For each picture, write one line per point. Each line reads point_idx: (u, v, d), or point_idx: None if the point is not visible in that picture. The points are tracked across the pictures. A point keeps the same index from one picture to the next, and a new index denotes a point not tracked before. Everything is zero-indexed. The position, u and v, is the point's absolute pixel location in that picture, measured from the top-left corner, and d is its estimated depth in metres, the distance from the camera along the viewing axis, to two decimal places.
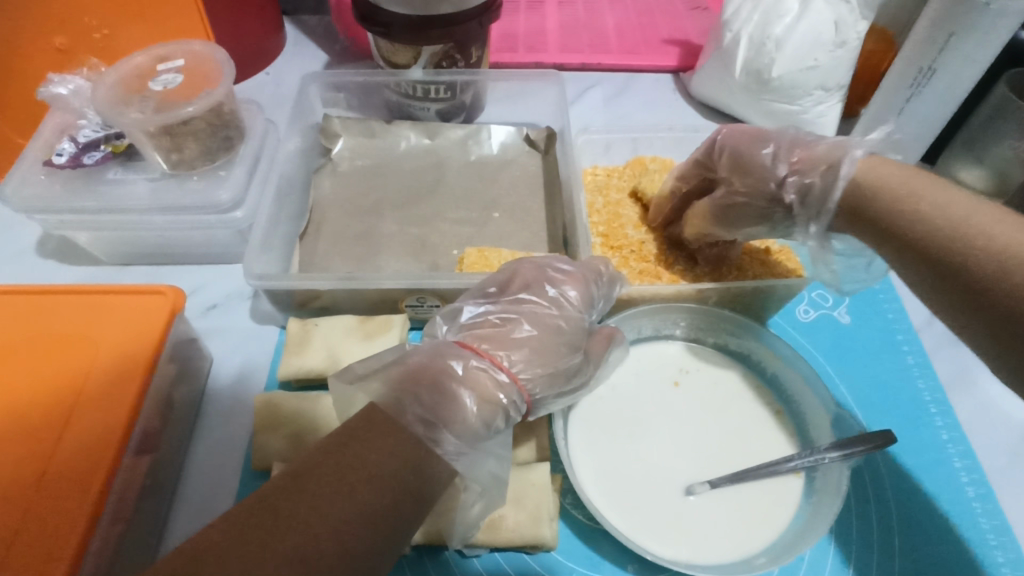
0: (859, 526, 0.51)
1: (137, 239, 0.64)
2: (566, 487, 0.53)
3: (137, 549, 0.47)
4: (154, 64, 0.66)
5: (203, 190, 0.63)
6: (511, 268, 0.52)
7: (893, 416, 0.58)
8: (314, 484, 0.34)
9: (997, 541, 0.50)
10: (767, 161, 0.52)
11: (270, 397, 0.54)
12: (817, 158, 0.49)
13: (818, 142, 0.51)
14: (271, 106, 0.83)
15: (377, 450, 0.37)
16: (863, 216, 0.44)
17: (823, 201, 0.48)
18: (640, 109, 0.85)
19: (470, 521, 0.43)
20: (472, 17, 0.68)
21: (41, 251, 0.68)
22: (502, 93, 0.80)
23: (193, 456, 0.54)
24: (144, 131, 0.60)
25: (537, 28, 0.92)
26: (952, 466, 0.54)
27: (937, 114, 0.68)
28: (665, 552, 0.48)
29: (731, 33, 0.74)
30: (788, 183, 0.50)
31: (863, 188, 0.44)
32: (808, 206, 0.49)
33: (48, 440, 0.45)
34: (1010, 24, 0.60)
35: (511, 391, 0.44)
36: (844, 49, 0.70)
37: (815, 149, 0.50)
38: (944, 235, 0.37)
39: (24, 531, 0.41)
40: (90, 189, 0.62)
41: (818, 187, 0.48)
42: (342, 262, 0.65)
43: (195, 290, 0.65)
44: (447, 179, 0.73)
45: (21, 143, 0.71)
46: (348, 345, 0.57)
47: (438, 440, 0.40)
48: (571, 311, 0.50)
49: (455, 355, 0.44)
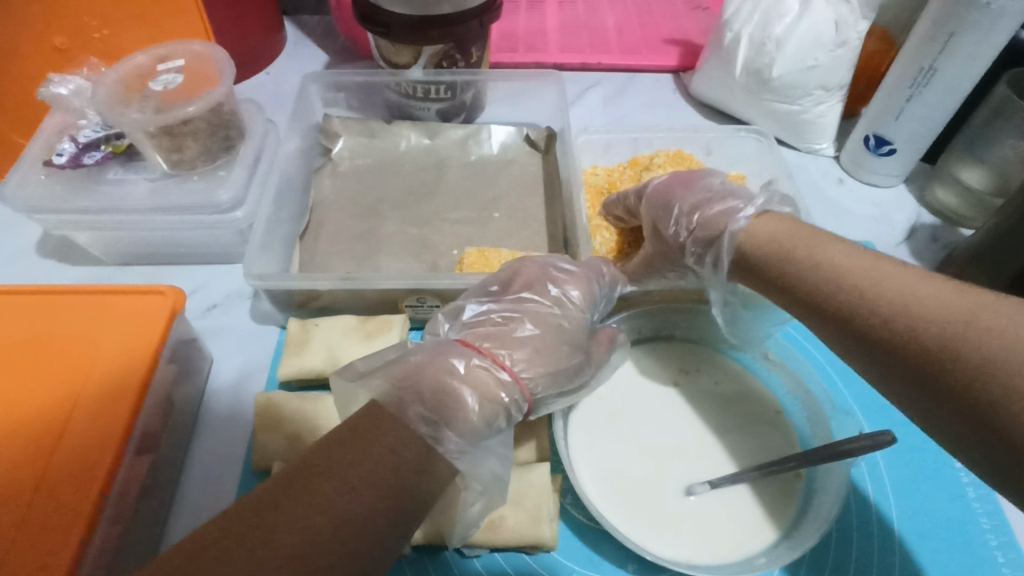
0: (859, 527, 0.51)
1: (138, 239, 0.64)
2: (567, 487, 0.53)
3: (137, 549, 0.47)
4: (154, 63, 0.66)
5: (203, 190, 0.63)
6: (514, 267, 0.52)
7: (892, 416, 0.58)
8: (313, 481, 0.34)
9: (997, 542, 0.50)
10: (668, 225, 0.54)
11: (270, 397, 0.54)
12: (710, 227, 0.51)
13: (715, 202, 0.53)
14: (271, 106, 0.83)
15: (377, 448, 0.37)
16: (751, 269, 0.48)
17: (716, 265, 0.51)
18: (640, 109, 0.85)
19: (470, 520, 0.43)
20: (471, 17, 0.68)
21: (42, 251, 0.68)
22: (502, 93, 0.80)
23: (193, 456, 0.54)
24: (144, 131, 0.60)
25: (537, 28, 0.92)
26: (952, 467, 0.54)
27: (937, 115, 0.68)
28: (665, 552, 0.48)
29: (732, 32, 0.74)
30: (687, 250, 0.53)
31: (749, 245, 0.48)
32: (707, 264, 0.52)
33: (49, 439, 0.45)
34: (1011, 24, 0.60)
35: (513, 390, 0.44)
36: (844, 49, 0.70)
37: (707, 212, 0.52)
38: (836, 286, 0.41)
39: (25, 530, 0.41)
40: (90, 189, 0.62)
41: (711, 254, 0.52)
42: (342, 263, 0.65)
43: (195, 290, 0.65)
44: (447, 179, 0.73)
45: (21, 143, 0.71)
46: (348, 345, 0.57)
47: (440, 439, 0.40)
48: (574, 311, 0.50)
49: (458, 353, 0.44)
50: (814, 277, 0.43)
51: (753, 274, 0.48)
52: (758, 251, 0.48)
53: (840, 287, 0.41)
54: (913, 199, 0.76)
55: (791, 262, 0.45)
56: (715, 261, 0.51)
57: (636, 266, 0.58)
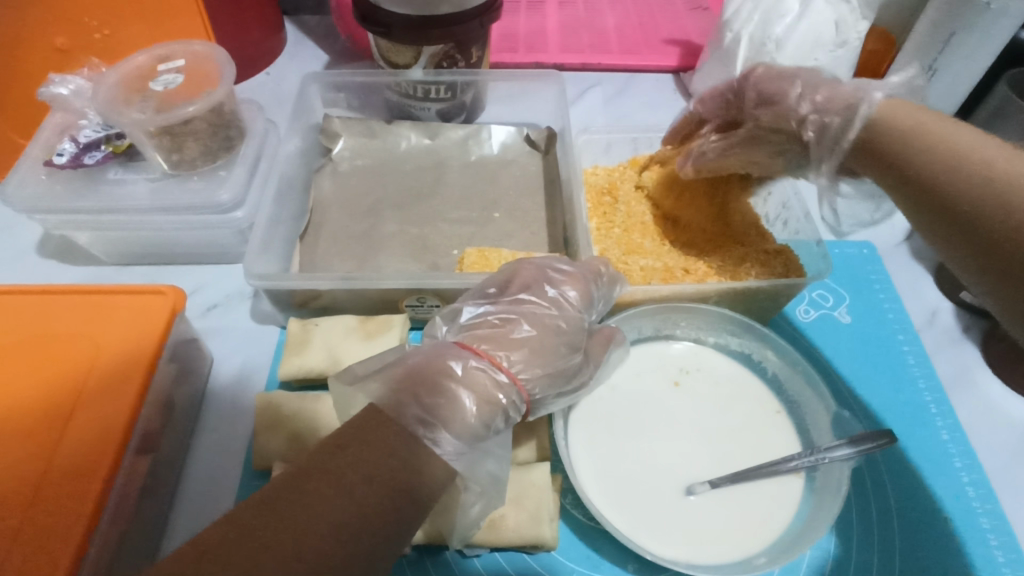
0: (859, 526, 0.51)
1: (138, 239, 0.64)
2: (566, 487, 0.53)
3: (137, 549, 0.47)
4: (154, 64, 0.66)
5: (203, 190, 0.63)
6: (511, 269, 0.52)
7: (893, 416, 0.57)
8: (314, 482, 0.34)
9: (997, 541, 0.50)
10: (791, 100, 0.51)
11: (270, 397, 0.54)
12: (839, 99, 0.48)
13: (841, 83, 0.49)
14: (271, 106, 0.83)
15: (378, 449, 0.37)
16: (871, 150, 0.46)
17: (841, 137, 0.48)
18: (640, 109, 0.85)
19: (470, 521, 0.43)
20: (472, 17, 0.68)
21: (42, 250, 0.68)
22: (503, 93, 0.80)
23: (194, 456, 0.54)
24: (145, 131, 0.60)
25: (537, 29, 0.92)
26: (953, 467, 0.54)
27: (937, 115, 0.68)
28: (665, 552, 0.48)
29: (732, 32, 0.74)
30: (811, 120, 0.50)
31: (877, 125, 0.45)
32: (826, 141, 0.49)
33: (48, 440, 0.45)
34: (1011, 24, 0.60)
35: (511, 391, 0.44)
36: (845, 49, 0.71)
37: (838, 91, 0.49)
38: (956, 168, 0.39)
39: (25, 531, 0.41)
40: (90, 189, 0.62)
41: (835, 125, 0.48)
42: (342, 263, 0.65)
43: (195, 290, 0.65)
44: (447, 178, 0.73)
45: (21, 143, 0.71)
46: (348, 345, 0.57)
47: (436, 441, 0.40)
48: (571, 311, 0.50)
49: (455, 355, 0.44)
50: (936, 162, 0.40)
51: (871, 155, 0.46)
52: (885, 132, 0.45)
53: (970, 171, 0.38)
54: None
55: (916, 144, 0.42)
56: (841, 131, 0.48)
57: (742, 139, 0.55)
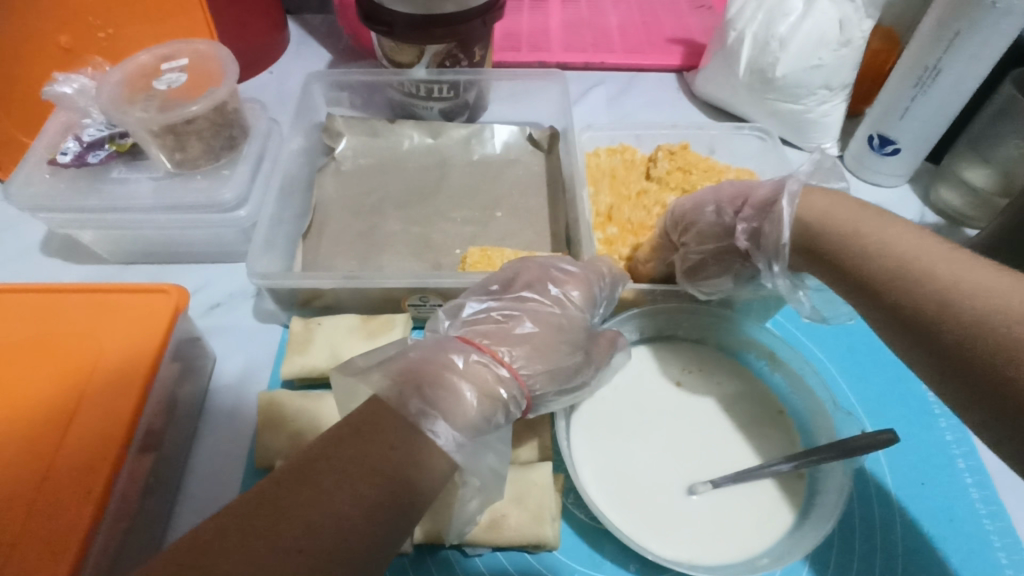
0: (862, 526, 0.51)
1: (143, 238, 0.65)
2: (569, 487, 0.53)
3: (140, 548, 0.47)
4: (158, 64, 0.66)
5: (206, 189, 0.63)
6: (515, 267, 0.52)
7: (897, 418, 0.57)
8: (314, 477, 0.34)
9: (1000, 543, 0.50)
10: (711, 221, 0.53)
11: (272, 396, 0.54)
12: (758, 204, 0.50)
13: (758, 186, 0.51)
14: (275, 105, 0.83)
15: (378, 446, 0.36)
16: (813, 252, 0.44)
17: (771, 244, 0.48)
18: (643, 109, 0.85)
19: (467, 515, 0.43)
20: (477, 15, 0.68)
21: (46, 249, 0.68)
22: (504, 93, 0.80)
23: (196, 456, 0.54)
24: (147, 130, 0.60)
25: (541, 28, 0.92)
26: (955, 467, 0.54)
27: (942, 115, 0.68)
28: (666, 553, 0.48)
29: (736, 31, 0.74)
30: (739, 231, 0.50)
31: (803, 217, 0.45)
32: (760, 247, 0.49)
33: (51, 439, 0.46)
34: (1018, 22, 0.59)
35: (511, 386, 0.44)
36: (849, 48, 0.70)
37: (754, 194, 0.50)
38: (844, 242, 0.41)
39: (26, 533, 0.41)
40: (94, 188, 0.62)
41: (766, 232, 0.48)
42: (345, 262, 0.65)
43: (198, 289, 0.65)
44: (449, 178, 0.73)
45: (26, 143, 0.71)
46: (350, 343, 0.57)
47: (435, 430, 0.39)
48: (573, 310, 0.50)
49: (457, 349, 0.44)
50: (884, 256, 0.38)
51: (821, 259, 0.43)
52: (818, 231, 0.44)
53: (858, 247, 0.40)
54: (915, 200, 0.76)
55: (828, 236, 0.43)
56: (770, 246, 0.48)
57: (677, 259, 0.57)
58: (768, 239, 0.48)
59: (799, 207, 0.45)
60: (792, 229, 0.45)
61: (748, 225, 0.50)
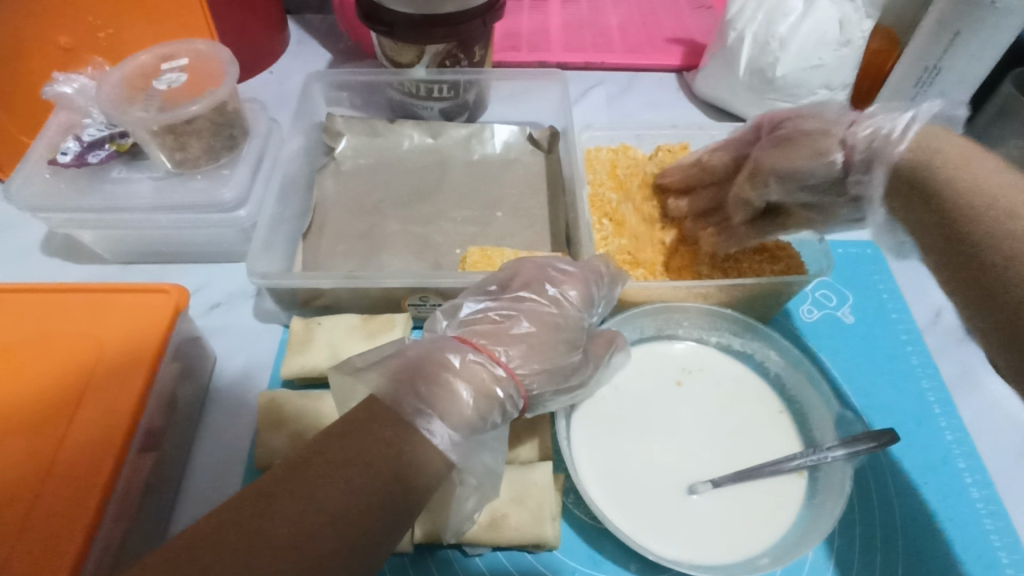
0: (862, 525, 0.51)
1: (143, 238, 0.65)
2: (569, 486, 0.53)
3: (140, 548, 0.47)
4: (157, 63, 0.66)
5: (206, 189, 0.63)
6: (512, 267, 0.52)
7: (898, 418, 0.57)
8: (311, 471, 0.34)
9: (1000, 543, 0.50)
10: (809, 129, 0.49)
11: (273, 395, 0.54)
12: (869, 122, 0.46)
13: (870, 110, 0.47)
14: (275, 105, 0.83)
15: (375, 442, 0.36)
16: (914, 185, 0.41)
17: (874, 158, 0.44)
18: (644, 108, 0.85)
19: (465, 515, 0.43)
20: (477, 15, 0.67)
21: (46, 248, 0.68)
22: (505, 93, 0.80)
23: (197, 455, 0.54)
24: (147, 130, 0.60)
25: (540, 28, 0.92)
26: (956, 467, 0.54)
27: None
28: (666, 552, 0.48)
29: (736, 31, 0.74)
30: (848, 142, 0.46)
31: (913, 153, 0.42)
32: (867, 154, 0.45)
33: (50, 439, 0.46)
34: (1018, 22, 0.60)
35: (508, 385, 0.44)
36: (849, 48, 0.70)
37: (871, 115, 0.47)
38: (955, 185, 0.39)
39: (26, 533, 0.41)
40: (94, 188, 0.62)
41: (874, 143, 0.44)
42: (346, 262, 0.65)
43: (199, 289, 0.65)
44: (449, 178, 0.73)
45: (25, 142, 0.71)
46: (349, 343, 0.57)
47: (431, 428, 0.39)
48: (571, 310, 0.50)
49: (454, 348, 0.44)
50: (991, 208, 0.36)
51: (916, 198, 0.41)
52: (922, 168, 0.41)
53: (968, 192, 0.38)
54: None
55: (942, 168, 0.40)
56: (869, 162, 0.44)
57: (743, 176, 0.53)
58: (877, 153, 0.44)
59: (925, 130, 0.43)
60: (914, 145, 0.42)
61: (863, 128, 0.46)
